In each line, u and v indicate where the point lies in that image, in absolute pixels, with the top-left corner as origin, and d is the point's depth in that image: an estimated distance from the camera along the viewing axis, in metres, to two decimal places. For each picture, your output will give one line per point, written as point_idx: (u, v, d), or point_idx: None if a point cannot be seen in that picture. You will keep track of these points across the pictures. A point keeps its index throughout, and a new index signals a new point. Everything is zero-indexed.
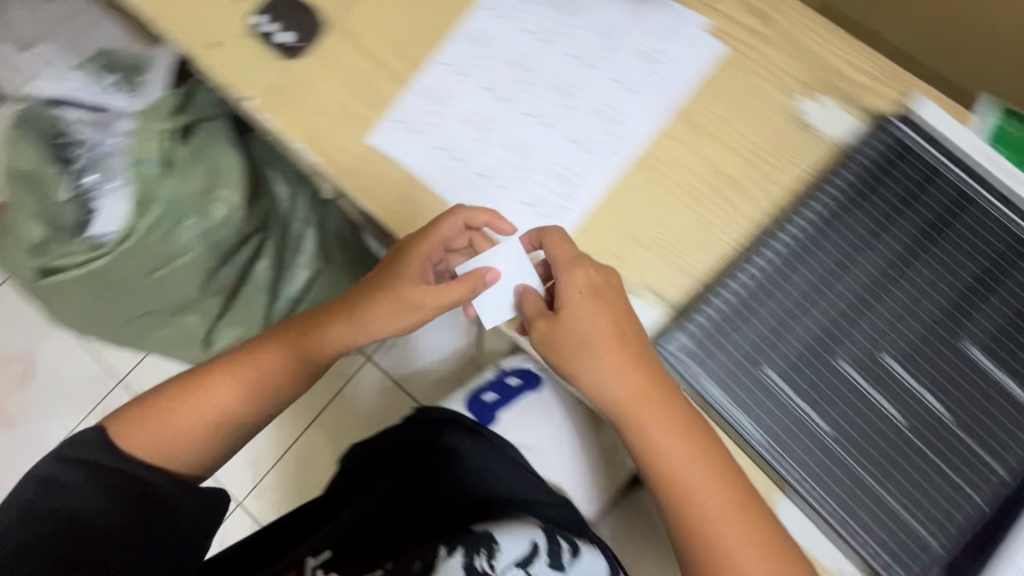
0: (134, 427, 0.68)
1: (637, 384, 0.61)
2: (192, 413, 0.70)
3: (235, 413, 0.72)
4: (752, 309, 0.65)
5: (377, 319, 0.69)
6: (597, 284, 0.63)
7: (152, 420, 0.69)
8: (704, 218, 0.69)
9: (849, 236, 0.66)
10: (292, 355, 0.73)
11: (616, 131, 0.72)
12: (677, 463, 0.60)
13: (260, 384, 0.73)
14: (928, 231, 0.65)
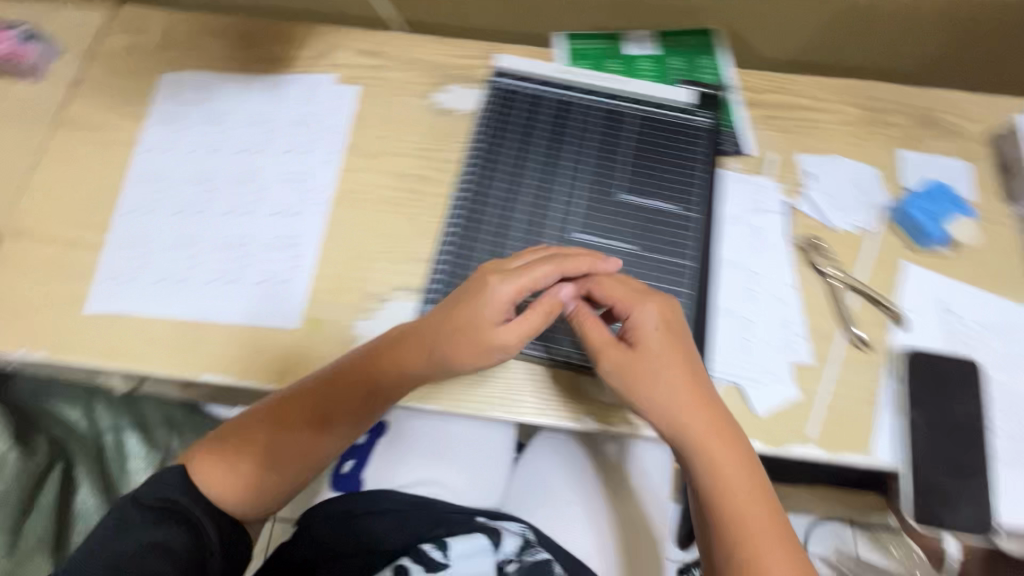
0: (206, 455, 0.57)
1: (721, 454, 0.51)
2: (274, 445, 0.57)
3: (286, 433, 0.56)
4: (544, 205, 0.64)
5: (410, 351, 0.56)
6: (675, 325, 0.55)
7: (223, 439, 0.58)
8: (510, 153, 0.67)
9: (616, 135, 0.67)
10: (265, 458, 0.57)
11: (303, 187, 0.68)
12: (758, 534, 0.49)
13: (306, 409, 0.56)
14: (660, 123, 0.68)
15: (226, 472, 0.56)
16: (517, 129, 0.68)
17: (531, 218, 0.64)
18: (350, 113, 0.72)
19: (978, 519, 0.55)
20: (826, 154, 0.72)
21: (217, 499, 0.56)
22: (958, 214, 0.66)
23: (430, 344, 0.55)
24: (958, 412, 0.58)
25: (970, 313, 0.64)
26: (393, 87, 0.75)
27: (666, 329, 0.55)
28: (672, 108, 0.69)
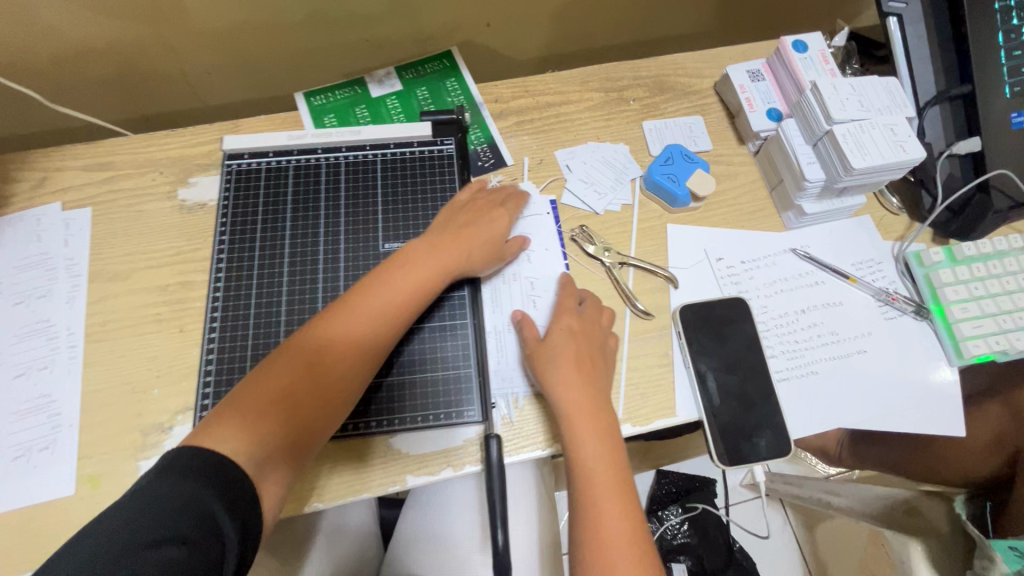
0: (208, 434, 0.46)
1: (592, 432, 0.56)
2: (305, 396, 0.51)
3: (306, 399, 0.51)
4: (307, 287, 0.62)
5: (406, 280, 0.58)
6: (577, 330, 0.60)
7: (246, 406, 0.48)
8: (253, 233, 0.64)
9: (362, 190, 0.66)
10: (282, 390, 0.50)
11: (50, 333, 0.62)
12: (603, 491, 0.54)
13: (346, 347, 0.54)
14: (408, 165, 0.68)
15: (237, 443, 0.46)
16: (262, 206, 0.65)
17: (295, 297, 0.61)
18: (85, 238, 0.67)
19: (777, 444, 0.60)
20: (576, 144, 0.75)
21: (247, 466, 0.46)
22: (698, 168, 0.71)
23: (432, 276, 0.59)
24: (735, 350, 0.63)
25: (734, 255, 0.70)
26: (132, 195, 0.69)
27: (578, 321, 0.61)
28: (414, 146, 0.69)
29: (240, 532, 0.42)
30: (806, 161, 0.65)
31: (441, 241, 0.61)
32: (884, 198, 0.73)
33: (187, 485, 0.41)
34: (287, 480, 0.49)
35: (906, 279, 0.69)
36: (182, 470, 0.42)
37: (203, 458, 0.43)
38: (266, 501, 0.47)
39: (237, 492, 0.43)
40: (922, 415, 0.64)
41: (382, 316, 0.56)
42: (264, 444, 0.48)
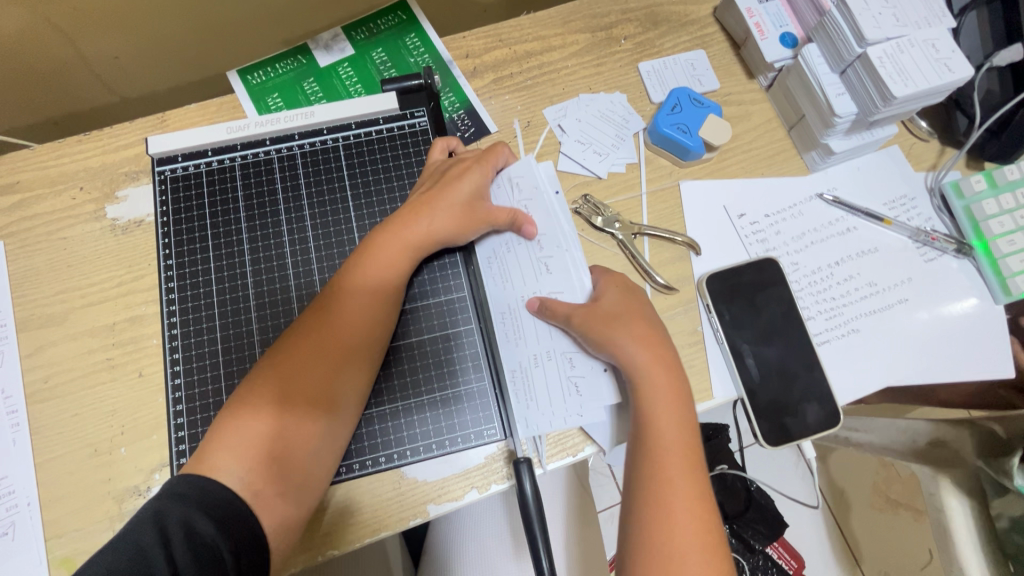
0: (206, 453, 0.45)
1: (667, 394, 0.50)
2: (300, 392, 0.47)
3: (302, 400, 0.47)
4: (279, 313, 0.53)
5: (386, 250, 0.52)
6: (631, 285, 0.55)
7: (240, 415, 0.46)
8: (203, 254, 0.54)
9: (330, 185, 0.56)
10: (275, 394, 0.47)
11: None
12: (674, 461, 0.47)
13: (332, 333, 0.49)
14: (378, 147, 0.58)
15: (235, 459, 0.44)
16: (210, 219, 0.55)
17: (266, 323, 0.52)
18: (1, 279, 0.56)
19: (826, 415, 0.55)
20: (566, 99, 0.65)
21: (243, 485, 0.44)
22: (708, 112, 0.61)
23: (415, 241, 0.52)
24: (770, 319, 0.57)
25: (757, 208, 0.62)
26: (47, 219, 0.58)
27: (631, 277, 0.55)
28: (379, 123, 0.58)
29: (235, 551, 0.41)
30: (834, 92, 0.57)
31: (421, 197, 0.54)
32: (913, 123, 0.66)
33: (176, 510, 0.41)
34: (303, 500, 0.46)
35: (943, 214, 0.63)
36: (176, 497, 0.42)
37: (195, 483, 0.43)
38: (276, 516, 0.45)
39: (228, 514, 0.42)
40: (971, 361, 0.59)
41: (371, 292, 0.50)
42: (261, 456, 0.45)
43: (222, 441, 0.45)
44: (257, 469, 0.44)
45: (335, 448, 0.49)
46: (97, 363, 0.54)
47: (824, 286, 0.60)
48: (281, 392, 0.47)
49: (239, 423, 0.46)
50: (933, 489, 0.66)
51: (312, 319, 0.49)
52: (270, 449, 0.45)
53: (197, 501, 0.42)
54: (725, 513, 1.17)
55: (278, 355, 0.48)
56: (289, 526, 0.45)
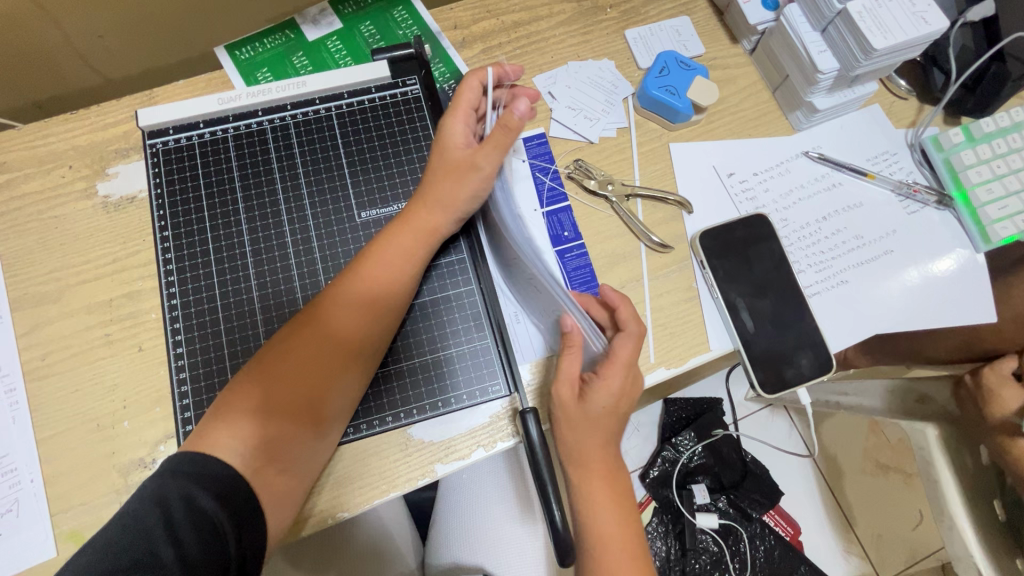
0: (208, 426, 0.45)
1: (609, 490, 0.50)
2: (297, 388, 0.47)
3: (298, 399, 0.47)
4: (279, 281, 0.53)
5: (401, 241, 0.52)
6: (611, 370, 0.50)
7: (246, 396, 0.46)
8: (200, 226, 0.54)
9: (325, 155, 0.56)
10: (272, 390, 0.47)
11: None
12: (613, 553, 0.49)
13: (331, 332, 0.49)
14: (372, 116, 0.58)
15: (239, 437, 0.45)
16: (205, 190, 0.54)
17: (267, 292, 0.52)
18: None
19: (819, 362, 0.57)
20: (555, 67, 0.66)
21: (241, 458, 0.44)
22: (694, 74, 0.63)
23: (428, 231, 0.53)
24: (763, 272, 0.59)
25: (745, 167, 0.64)
26: (37, 198, 0.57)
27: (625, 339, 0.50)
28: (372, 91, 0.58)
29: (234, 527, 0.42)
30: (816, 49, 0.58)
31: (441, 169, 0.52)
32: (892, 82, 0.67)
33: (173, 486, 0.42)
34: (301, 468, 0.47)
35: (924, 168, 0.65)
36: (173, 474, 0.42)
37: (193, 459, 0.43)
38: (274, 490, 0.46)
39: (227, 488, 0.43)
40: (956, 306, 0.61)
41: (381, 285, 0.50)
42: (261, 436, 0.45)
43: (226, 417, 0.45)
44: (257, 447, 0.45)
45: (334, 431, 0.49)
46: (96, 339, 0.54)
47: (811, 239, 0.62)
48: (279, 388, 0.47)
49: (233, 417, 0.45)
50: (921, 443, 0.69)
51: (312, 319, 0.49)
52: (265, 439, 0.46)
53: (195, 476, 0.42)
54: (723, 484, 1.19)
55: (274, 352, 0.48)
56: (284, 499, 0.47)
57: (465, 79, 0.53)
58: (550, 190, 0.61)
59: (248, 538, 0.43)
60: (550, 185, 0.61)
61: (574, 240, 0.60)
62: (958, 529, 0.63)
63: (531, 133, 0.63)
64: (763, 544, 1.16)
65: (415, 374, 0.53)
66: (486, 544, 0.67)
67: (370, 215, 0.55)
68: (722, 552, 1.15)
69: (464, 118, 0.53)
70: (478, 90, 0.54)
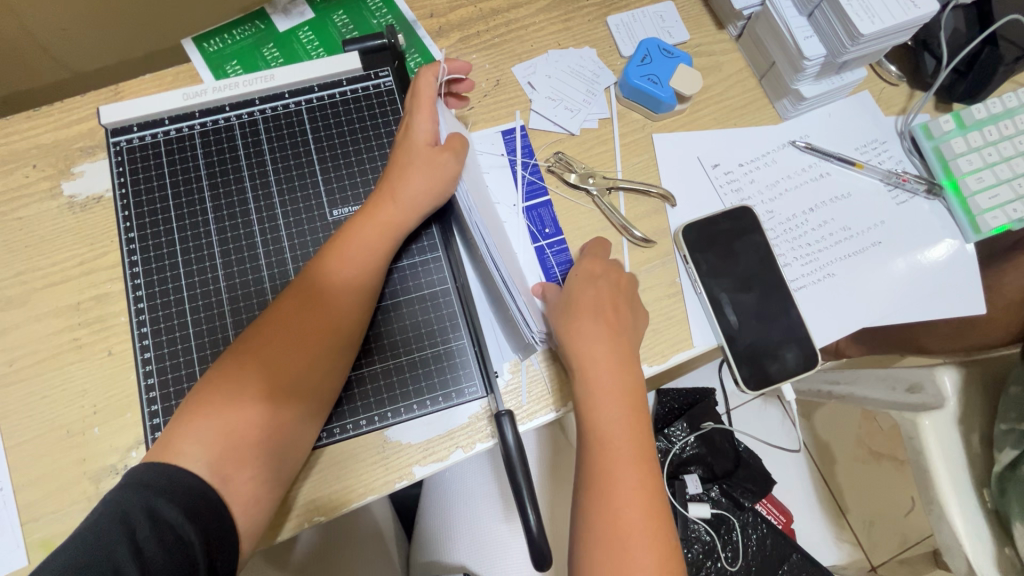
0: (173, 437, 0.44)
1: (618, 401, 0.49)
2: (288, 369, 0.47)
3: (291, 383, 0.47)
4: (248, 281, 0.51)
5: (368, 234, 0.51)
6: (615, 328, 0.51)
7: (211, 396, 0.45)
8: (166, 226, 0.52)
9: (294, 150, 0.55)
10: (262, 374, 0.46)
11: None
12: (621, 455, 0.48)
13: (320, 310, 0.48)
14: (342, 109, 0.56)
15: (202, 444, 0.44)
16: (171, 190, 0.53)
17: (237, 294, 0.51)
18: None
19: (805, 357, 0.56)
20: (535, 55, 0.64)
21: (206, 469, 0.43)
22: (677, 62, 0.61)
23: (396, 225, 0.51)
24: (748, 266, 0.58)
25: (730, 157, 0.62)
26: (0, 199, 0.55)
27: (601, 265, 0.55)
28: (343, 84, 0.56)
29: (203, 540, 0.42)
30: (802, 35, 0.56)
31: (408, 163, 0.51)
32: (882, 67, 0.65)
33: (138, 501, 0.41)
34: (268, 480, 0.46)
35: (913, 157, 0.63)
36: (138, 487, 0.42)
37: (159, 471, 0.43)
38: (245, 503, 0.45)
39: (195, 500, 0.42)
40: (944, 298, 0.60)
41: (349, 278, 0.49)
42: (227, 444, 0.44)
43: (196, 422, 0.45)
44: (221, 457, 0.44)
45: (308, 434, 0.49)
46: (63, 344, 0.52)
47: (795, 232, 0.61)
48: (269, 373, 0.46)
49: (224, 407, 0.45)
50: (912, 432, 0.67)
51: (300, 300, 0.48)
52: (259, 424, 0.45)
53: (162, 488, 0.42)
54: (715, 474, 1.20)
55: (261, 338, 0.47)
56: (257, 508, 0.46)
57: (419, 77, 0.52)
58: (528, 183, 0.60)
59: (213, 547, 0.42)
60: (531, 178, 0.60)
61: (554, 235, 0.59)
62: (946, 518, 0.64)
63: (510, 126, 0.61)
64: (755, 533, 1.14)
65: (389, 375, 0.52)
66: (468, 541, 0.67)
67: (341, 213, 0.54)
68: (714, 541, 1.14)
69: (429, 115, 0.51)
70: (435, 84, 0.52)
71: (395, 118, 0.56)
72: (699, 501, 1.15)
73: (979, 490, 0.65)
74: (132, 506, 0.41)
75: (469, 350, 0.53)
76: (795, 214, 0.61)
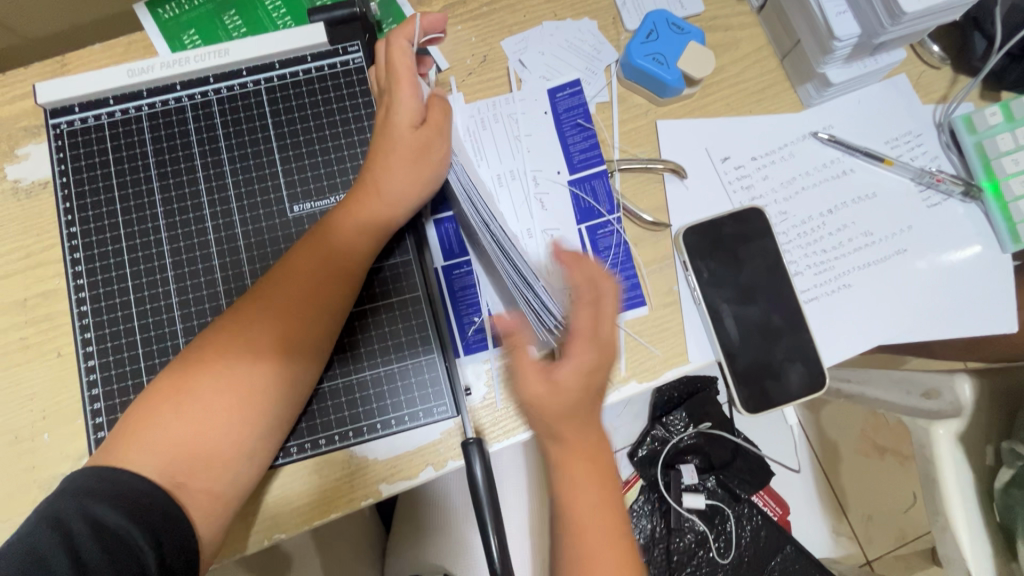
0: (118, 446, 0.40)
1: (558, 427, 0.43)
2: (300, 340, 0.43)
3: (302, 353, 0.44)
4: (199, 282, 0.47)
5: (346, 229, 0.45)
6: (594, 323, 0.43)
7: (160, 404, 0.41)
8: (112, 219, 0.48)
9: (252, 136, 0.49)
10: (281, 346, 0.43)
11: None
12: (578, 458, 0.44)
13: (334, 276, 0.45)
14: (306, 89, 0.50)
15: (150, 455, 0.40)
16: (117, 179, 0.48)
17: (188, 296, 0.47)
18: None
19: (811, 377, 0.51)
20: (528, 28, 0.56)
21: (155, 474, 0.39)
22: (689, 39, 0.53)
23: (380, 223, 0.46)
24: (753, 275, 0.52)
25: (743, 150, 0.56)
26: None
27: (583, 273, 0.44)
28: (307, 61, 0.50)
29: (157, 549, 0.37)
30: (834, 10, 0.48)
31: (392, 149, 0.45)
32: (923, 47, 0.57)
33: (74, 511, 0.37)
34: (220, 496, 0.42)
35: (950, 152, 0.56)
36: (73, 492, 0.38)
37: (100, 477, 0.39)
38: (206, 513, 0.41)
39: (142, 503, 0.38)
40: (970, 315, 0.54)
41: (326, 277, 0.44)
42: (176, 455, 0.40)
43: (153, 423, 0.41)
44: (170, 464, 0.40)
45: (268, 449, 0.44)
46: (7, 344, 0.49)
47: (808, 237, 0.55)
48: (280, 347, 0.43)
49: (235, 381, 0.41)
50: (923, 441, 0.62)
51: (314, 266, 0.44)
52: (263, 400, 0.42)
53: (105, 493, 0.38)
54: (712, 464, 1.10)
55: (270, 309, 0.43)
56: (218, 516, 0.42)
57: (390, 43, 0.45)
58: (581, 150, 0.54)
59: (169, 551, 0.38)
60: (582, 146, 0.54)
61: (607, 213, 0.53)
62: (951, 532, 0.59)
63: (573, 79, 0.55)
64: (749, 524, 1.08)
65: (356, 389, 0.48)
66: (449, 542, 0.66)
67: (303, 209, 0.49)
68: (707, 532, 1.08)
69: (410, 87, 0.45)
70: (410, 51, 0.46)
71: (366, 101, 0.50)
72: (694, 492, 1.08)
73: (981, 508, 0.58)
74: (74, 510, 0.37)
75: (445, 361, 0.49)
76: (808, 217, 0.55)
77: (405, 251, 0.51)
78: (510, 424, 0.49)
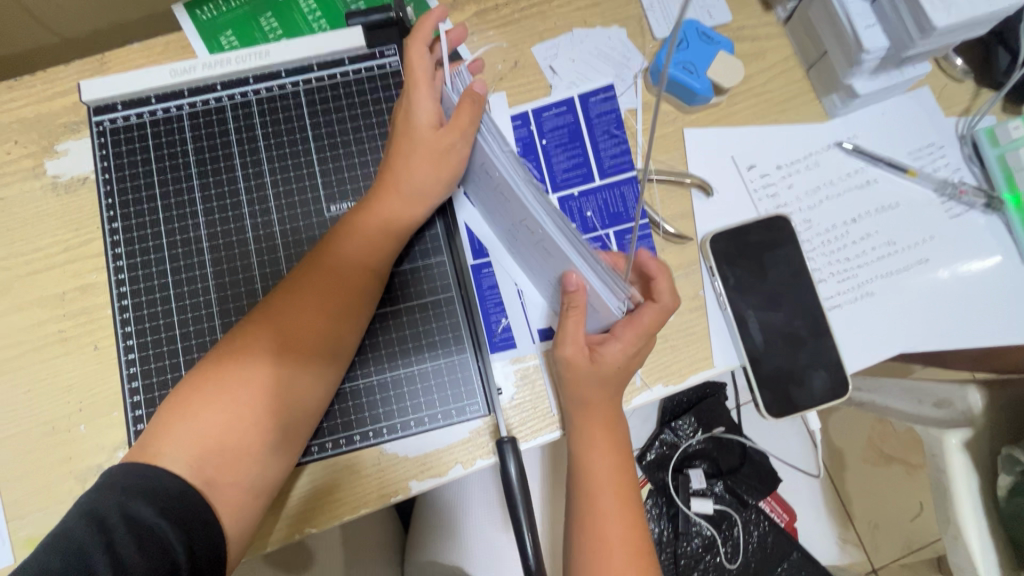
0: (153, 441, 0.40)
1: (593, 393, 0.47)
2: (307, 341, 0.43)
3: (314, 357, 0.44)
4: (237, 277, 0.48)
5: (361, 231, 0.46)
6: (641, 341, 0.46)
7: (192, 398, 0.41)
8: (153, 215, 0.49)
9: (289, 136, 0.50)
10: (287, 348, 0.43)
11: None
12: (597, 423, 0.48)
13: (342, 277, 0.45)
14: (342, 91, 0.51)
15: (184, 449, 0.40)
16: (158, 176, 0.49)
17: (227, 293, 0.48)
18: None
19: (834, 382, 0.52)
20: (558, 34, 0.57)
21: (189, 473, 0.39)
22: (718, 48, 0.54)
23: (397, 225, 0.47)
24: (778, 283, 0.53)
25: (769, 158, 0.57)
26: None
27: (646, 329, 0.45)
28: (345, 63, 0.51)
29: (188, 545, 0.37)
30: (863, 23, 0.49)
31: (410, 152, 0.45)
32: (947, 61, 0.58)
33: (109, 503, 0.37)
34: (254, 491, 0.42)
35: (973, 164, 0.57)
36: (112, 488, 0.38)
37: (135, 472, 0.38)
38: (233, 504, 0.41)
39: (176, 500, 0.38)
40: (991, 325, 0.55)
41: (336, 281, 0.45)
42: (211, 451, 0.40)
43: (180, 421, 0.41)
44: (203, 459, 0.40)
45: (299, 439, 0.44)
46: (45, 337, 0.50)
47: (832, 246, 0.55)
48: (287, 348, 0.43)
49: (242, 385, 0.41)
50: (937, 449, 0.61)
51: (327, 266, 0.45)
52: (277, 401, 0.42)
53: (139, 487, 0.38)
54: (720, 470, 1.10)
55: (282, 309, 0.44)
56: (247, 508, 0.42)
57: (408, 49, 0.44)
58: (609, 155, 0.55)
59: (199, 546, 0.38)
60: (613, 152, 0.55)
61: (636, 219, 0.54)
62: (963, 541, 0.58)
63: (608, 82, 0.56)
64: (756, 529, 1.08)
65: (387, 387, 0.49)
66: (473, 543, 0.67)
67: (340, 209, 0.49)
68: (714, 536, 1.08)
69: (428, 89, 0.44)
70: (427, 55, 0.44)
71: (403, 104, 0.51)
72: (702, 497, 1.07)
73: (989, 516, 0.58)
74: (107, 506, 0.37)
75: (472, 360, 0.50)
76: (834, 225, 0.56)
77: (439, 253, 0.52)
78: (536, 425, 0.50)
